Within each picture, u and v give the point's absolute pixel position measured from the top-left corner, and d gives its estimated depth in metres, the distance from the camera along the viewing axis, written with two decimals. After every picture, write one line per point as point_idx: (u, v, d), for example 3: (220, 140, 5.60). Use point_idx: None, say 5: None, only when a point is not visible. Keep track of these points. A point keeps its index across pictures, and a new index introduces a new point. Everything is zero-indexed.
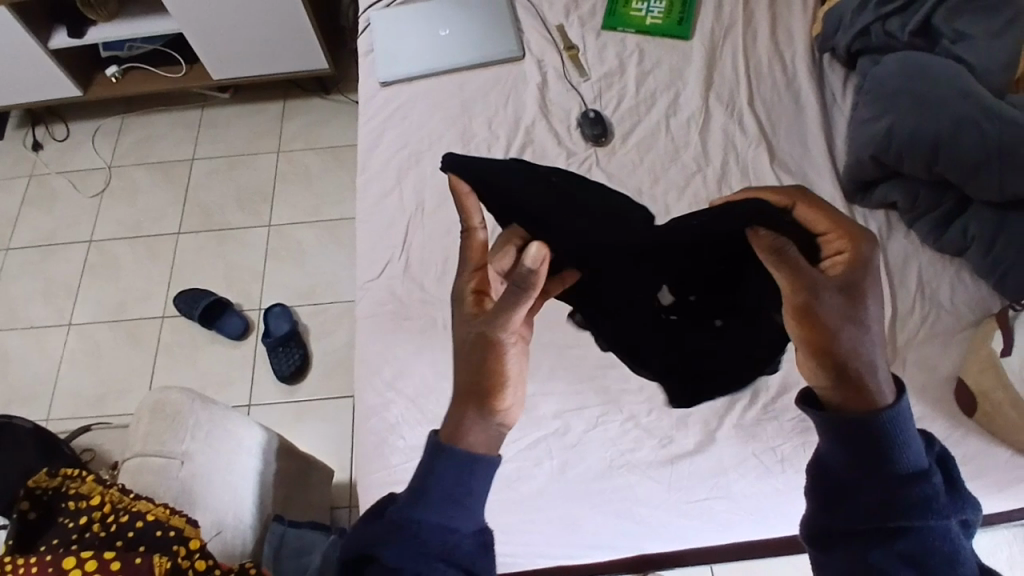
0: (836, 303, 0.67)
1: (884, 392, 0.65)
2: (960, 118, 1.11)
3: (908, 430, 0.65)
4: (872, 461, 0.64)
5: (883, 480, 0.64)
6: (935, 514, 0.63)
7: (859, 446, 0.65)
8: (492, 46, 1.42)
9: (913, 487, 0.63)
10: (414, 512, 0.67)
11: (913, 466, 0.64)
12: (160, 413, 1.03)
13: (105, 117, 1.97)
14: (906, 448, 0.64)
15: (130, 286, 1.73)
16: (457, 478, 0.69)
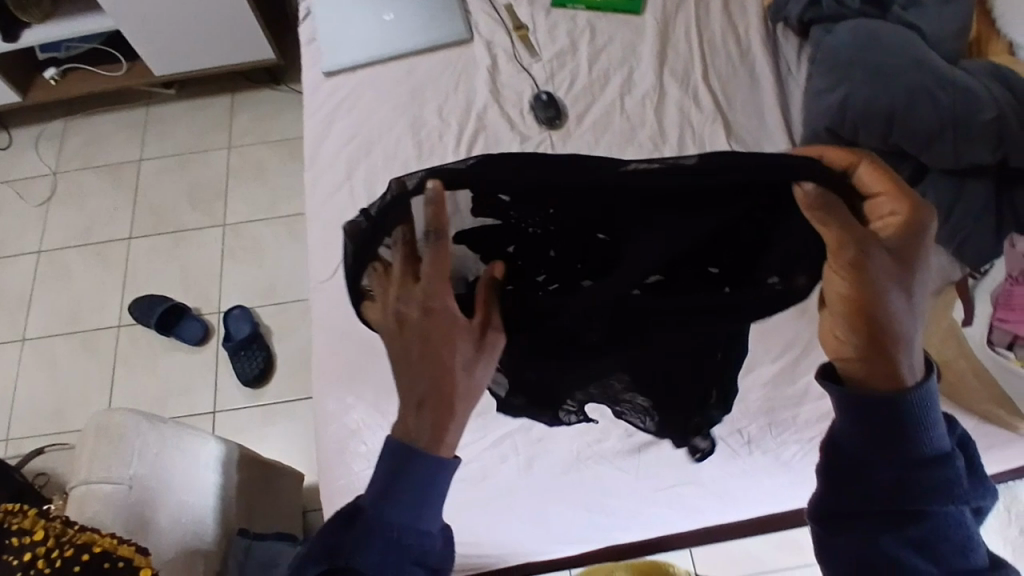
0: (885, 265, 0.60)
1: (912, 370, 0.60)
2: (914, 90, 1.10)
3: (937, 412, 0.59)
4: (892, 442, 0.59)
5: (903, 463, 0.59)
6: (953, 500, 0.59)
7: (885, 424, 0.59)
8: (439, 29, 1.37)
9: (932, 472, 0.58)
10: (384, 515, 0.64)
11: (937, 449, 0.59)
12: (105, 434, 0.99)
13: (46, 121, 1.89)
14: (930, 430, 0.59)
15: (83, 296, 1.68)
16: (429, 481, 0.65)
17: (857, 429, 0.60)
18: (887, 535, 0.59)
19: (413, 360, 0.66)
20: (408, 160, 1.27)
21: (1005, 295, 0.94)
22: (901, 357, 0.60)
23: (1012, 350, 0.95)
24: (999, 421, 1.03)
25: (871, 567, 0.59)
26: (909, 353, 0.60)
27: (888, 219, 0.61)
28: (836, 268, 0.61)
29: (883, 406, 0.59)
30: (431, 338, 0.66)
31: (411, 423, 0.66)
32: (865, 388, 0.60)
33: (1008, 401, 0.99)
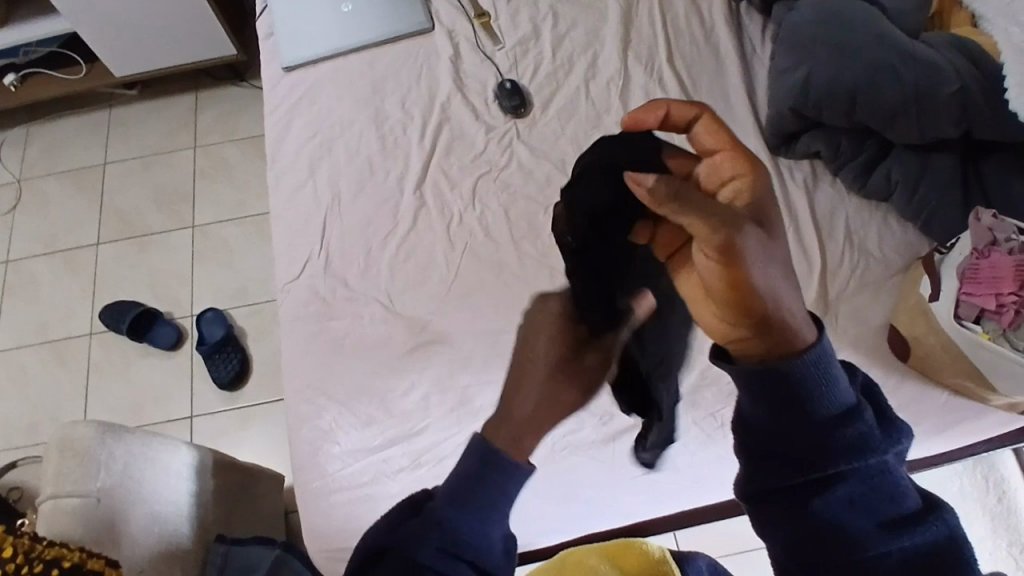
0: (761, 244, 0.48)
1: (804, 329, 0.52)
2: (877, 64, 1.09)
3: (832, 368, 0.52)
4: (797, 410, 0.52)
5: (809, 429, 0.53)
6: (866, 457, 0.53)
7: (783, 394, 0.52)
8: (399, 20, 1.35)
9: (840, 430, 0.53)
10: (445, 512, 0.61)
11: (842, 405, 0.53)
12: (69, 449, 0.98)
13: (8, 128, 1.85)
14: (832, 388, 0.52)
15: (53, 306, 1.65)
16: (503, 487, 0.61)
17: (758, 404, 0.54)
18: (811, 502, 0.54)
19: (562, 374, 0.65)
20: (371, 155, 1.25)
21: (971, 268, 0.95)
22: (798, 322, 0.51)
23: (980, 324, 0.95)
24: (971, 394, 1.03)
25: (805, 542, 0.54)
26: (797, 316, 0.51)
27: (740, 184, 0.52)
28: (705, 252, 0.48)
29: (780, 378, 0.51)
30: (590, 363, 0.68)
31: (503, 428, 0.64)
32: (763, 364, 0.52)
33: (980, 375, 0.98)
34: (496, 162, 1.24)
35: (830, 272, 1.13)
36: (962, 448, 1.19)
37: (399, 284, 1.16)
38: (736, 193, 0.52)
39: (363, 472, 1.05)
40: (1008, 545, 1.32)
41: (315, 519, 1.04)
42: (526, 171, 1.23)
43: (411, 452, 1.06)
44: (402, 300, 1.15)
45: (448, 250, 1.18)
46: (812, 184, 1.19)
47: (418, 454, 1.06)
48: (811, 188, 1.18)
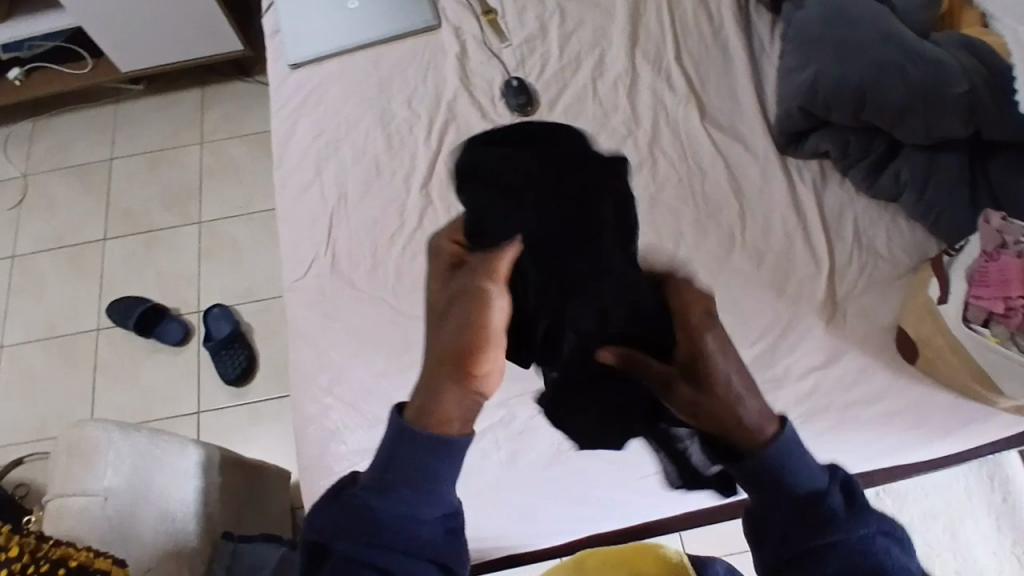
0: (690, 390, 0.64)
1: (765, 424, 0.62)
2: (883, 62, 1.09)
3: (801, 451, 0.62)
4: (770, 492, 0.61)
5: (784, 508, 0.61)
6: (850, 531, 0.59)
7: (756, 476, 0.62)
8: (405, 17, 1.34)
9: (810, 507, 0.60)
10: (364, 498, 0.63)
11: (809, 486, 0.61)
12: (77, 449, 0.99)
13: (14, 123, 1.86)
14: (795, 470, 0.61)
15: (61, 302, 1.66)
16: (417, 462, 0.63)
17: (755, 499, 0.63)
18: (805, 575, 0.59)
19: (434, 337, 0.65)
20: (378, 154, 1.25)
21: (980, 270, 0.94)
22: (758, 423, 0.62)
23: (988, 327, 0.94)
24: (978, 396, 1.03)
25: None
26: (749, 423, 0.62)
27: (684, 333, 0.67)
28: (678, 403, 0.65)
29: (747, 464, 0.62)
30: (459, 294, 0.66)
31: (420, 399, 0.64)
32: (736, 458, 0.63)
33: (987, 377, 0.97)
34: None
35: (838, 272, 1.12)
36: (969, 449, 1.19)
37: (405, 283, 1.16)
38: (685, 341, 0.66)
39: None
40: (1014, 545, 1.32)
41: None
42: None
43: None
44: (408, 299, 1.15)
45: None
46: (820, 183, 1.18)
47: None
48: (820, 188, 1.18)
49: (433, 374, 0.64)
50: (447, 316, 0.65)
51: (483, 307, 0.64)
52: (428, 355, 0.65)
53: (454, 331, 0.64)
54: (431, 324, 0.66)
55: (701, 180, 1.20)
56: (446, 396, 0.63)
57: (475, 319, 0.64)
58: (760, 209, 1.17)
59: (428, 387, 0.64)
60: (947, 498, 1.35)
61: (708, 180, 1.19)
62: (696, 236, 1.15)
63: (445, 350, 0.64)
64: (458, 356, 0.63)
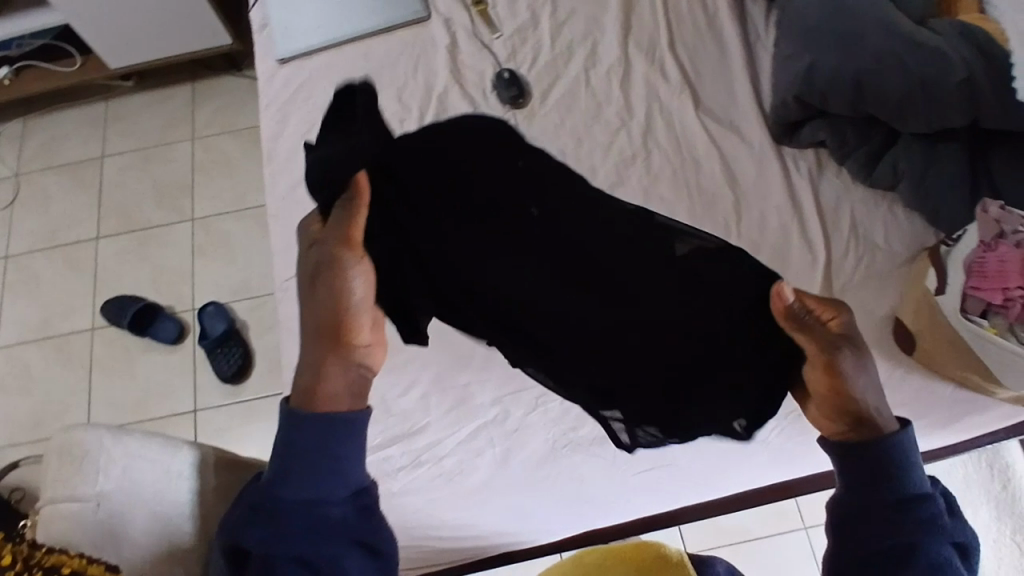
0: (856, 367, 0.77)
1: (889, 422, 0.76)
2: (879, 49, 1.07)
3: (917, 462, 0.74)
4: (880, 481, 0.73)
5: (893, 498, 0.72)
6: (941, 535, 0.71)
7: (876, 468, 0.73)
8: (394, 9, 1.32)
9: (914, 507, 0.72)
10: (271, 492, 0.73)
11: (919, 490, 0.73)
12: (69, 455, 1.01)
13: (4, 121, 1.84)
14: (912, 473, 0.73)
15: (54, 302, 1.65)
16: (313, 446, 0.74)
17: (864, 485, 0.74)
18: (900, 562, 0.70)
19: (310, 320, 0.81)
20: None
21: (978, 261, 0.93)
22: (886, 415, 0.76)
23: (986, 318, 0.93)
24: (977, 387, 1.02)
25: None
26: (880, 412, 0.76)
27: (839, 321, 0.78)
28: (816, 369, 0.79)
29: (876, 453, 0.73)
30: (324, 276, 0.81)
31: (303, 383, 0.78)
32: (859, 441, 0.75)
33: (986, 368, 0.97)
34: None
35: (835, 263, 1.11)
36: (968, 440, 1.18)
37: None
38: (836, 326, 0.78)
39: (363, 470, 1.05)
40: (1013, 533, 1.31)
41: None
42: None
43: (411, 452, 1.05)
44: None
45: None
46: (816, 173, 1.16)
47: (417, 453, 1.05)
48: (816, 177, 1.16)
49: (315, 356, 0.79)
50: (318, 294, 0.81)
51: (346, 290, 0.80)
52: (308, 340, 0.81)
53: (319, 305, 0.81)
54: (306, 297, 0.82)
55: (695, 172, 1.18)
56: (327, 374, 0.78)
57: (338, 299, 0.80)
58: (756, 201, 1.15)
59: (309, 372, 0.78)
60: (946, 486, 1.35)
61: (703, 171, 1.18)
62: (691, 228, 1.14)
63: (316, 323, 0.80)
64: (331, 333, 0.80)
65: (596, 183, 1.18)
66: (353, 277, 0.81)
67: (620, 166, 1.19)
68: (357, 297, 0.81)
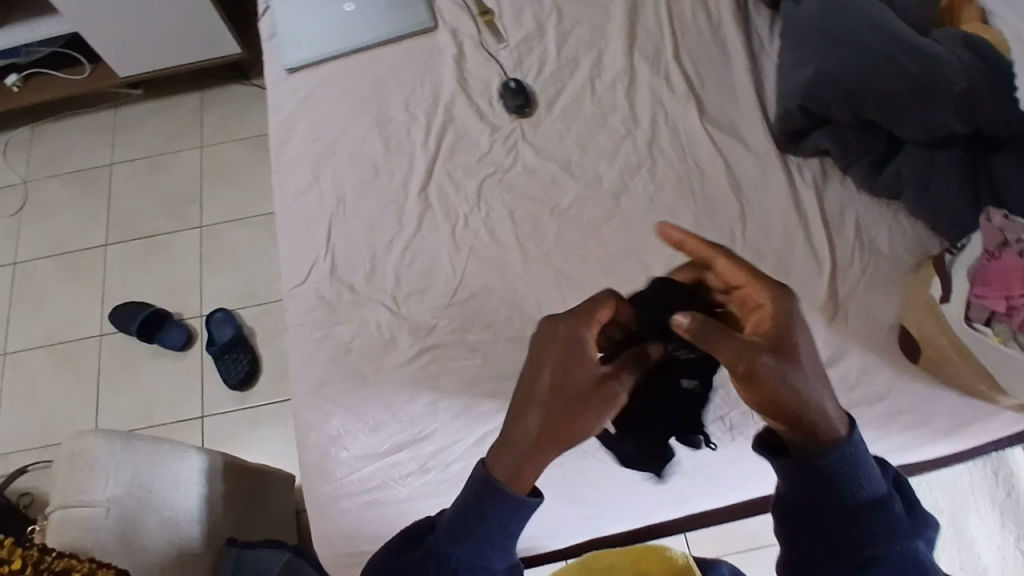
0: (774, 366, 0.69)
1: (837, 426, 0.70)
2: (883, 59, 1.08)
3: (870, 466, 0.70)
4: (829, 494, 0.70)
5: (847, 509, 0.70)
6: (902, 538, 0.70)
7: (823, 482, 0.70)
8: (401, 19, 1.34)
9: (869, 513, 0.70)
10: (443, 545, 0.74)
11: (873, 494, 0.70)
12: (79, 461, 1.00)
13: (14, 130, 1.86)
14: (864, 480, 0.70)
15: (63, 309, 1.66)
16: (501, 522, 0.73)
17: (812, 499, 0.71)
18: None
19: (533, 391, 0.73)
20: (376, 157, 1.25)
21: (981, 270, 0.93)
22: (823, 414, 0.69)
23: (990, 326, 0.94)
24: (981, 395, 1.02)
25: None
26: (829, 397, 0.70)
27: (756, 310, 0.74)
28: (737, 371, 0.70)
29: (822, 464, 0.69)
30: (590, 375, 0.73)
31: (507, 465, 0.73)
32: (805, 453, 0.70)
33: (990, 375, 0.97)
34: (500, 164, 1.23)
35: (840, 271, 1.11)
36: (973, 448, 1.18)
37: (404, 287, 1.16)
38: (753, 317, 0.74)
39: (370, 477, 1.05)
40: (1018, 541, 1.31)
41: (326, 521, 1.05)
42: (530, 172, 1.22)
43: (419, 457, 1.06)
44: (407, 305, 1.15)
45: (454, 252, 1.18)
46: (821, 182, 1.17)
47: (425, 459, 1.06)
48: (821, 186, 1.17)
49: (533, 445, 0.72)
50: (562, 390, 0.72)
51: (597, 415, 0.73)
52: (528, 413, 0.73)
53: (557, 400, 0.72)
54: (547, 373, 0.73)
55: (700, 180, 1.19)
56: (540, 459, 0.72)
57: (572, 405, 0.72)
58: (761, 209, 1.16)
59: (518, 447, 0.72)
60: (952, 495, 1.35)
61: (708, 180, 1.19)
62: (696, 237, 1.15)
63: (548, 407, 0.72)
64: (556, 440, 0.72)
65: (602, 191, 1.20)
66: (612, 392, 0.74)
67: (626, 174, 1.20)
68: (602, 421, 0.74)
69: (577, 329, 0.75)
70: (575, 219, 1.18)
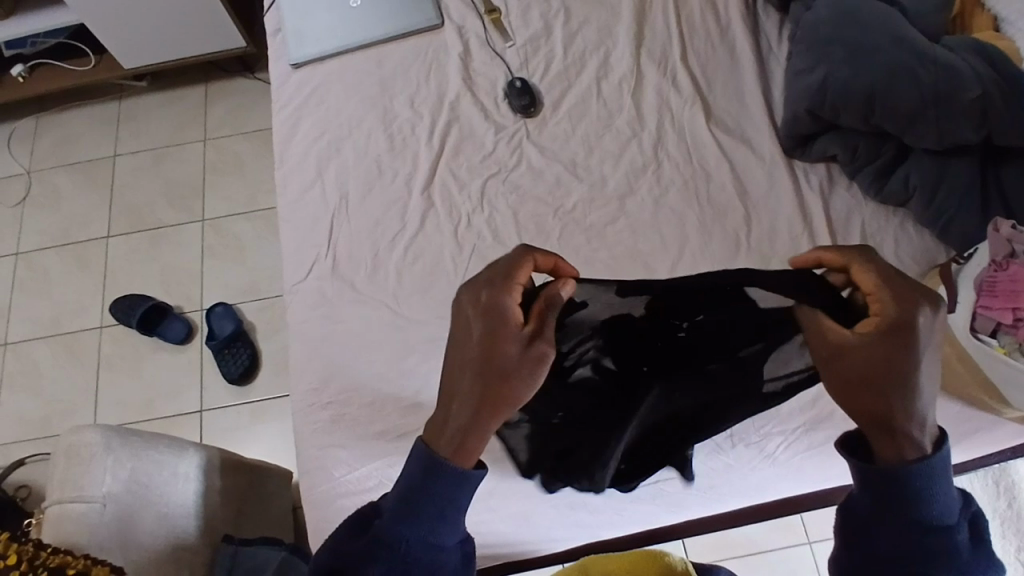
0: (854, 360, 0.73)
1: (923, 446, 0.71)
2: (893, 66, 1.07)
3: (944, 486, 0.72)
4: (896, 506, 0.71)
5: (912, 524, 0.71)
6: (957, 564, 0.71)
7: (895, 493, 0.71)
8: (407, 16, 1.33)
9: (932, 535, 0.71)
10: (393, 530, 0.74)
11: (941, 518, 0.71)
12: (75, 456, 0.99)
13: (18, 119, 1.86)
14: (935, 502, 0.71)
15: (63, 301, 1.66)
16: (447, 494, 0.74)
17: (878, 506, 0.72)
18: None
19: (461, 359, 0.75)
20: (379, 155, 1.24)
21: (989, 280, 0.92)
22: (893, 420, 0.71)
23: (996, 338, 0.93)
24: (985, 406, 1.01)
25: None
26: (908, 412, 0.71)
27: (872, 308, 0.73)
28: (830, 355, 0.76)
29: (895, 477, 0.71)
30: (509, 342, 0.73)
31: (445, 438, 0.74)
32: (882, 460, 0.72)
33: (994, 387, 0.96)
34: (505, 164, 1.22)
35: None
36: (975, 459, 1.18)
37: (406, 286, 1.16)
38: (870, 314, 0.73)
39: (369, 477, 1.05)
40: (1016, 551, 1.30)
41: (322, 520, 1.04)
42: (535, 172, 1.21)
43: None
44: (408, 304, 1.15)
45: (456, 253, 1.17)
46: (828, 188, 1.16)
47: None
48: (828, 192, 1.16)
49: (466, 418, 0.73)
50: (490, 357, 0.73)
51: (529, 376, 0.74)
52: (461, 380, 0.75)
53: (486, 368, 0.73)
54: (477, 337, 0.74)
55: (706, 183, 1.18)
56: (479, 431, 0.74)
57: (498, 370, 0.73)
58: (766, 214, 1.15)
59: (455, 421, 0.74)
60: None
61: (713, 184, 1.18)
62: (701, 240, 1.14)
63: (480, 375, 0.73)
64: (487, 407, 0.73)
65: (606, 193, 1.19)
66: (534, 352, 0.74)
67: (631, 177, 1.20)
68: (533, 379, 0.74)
69: (499, 288, 0.75)
70: (578, 221, 1.18)
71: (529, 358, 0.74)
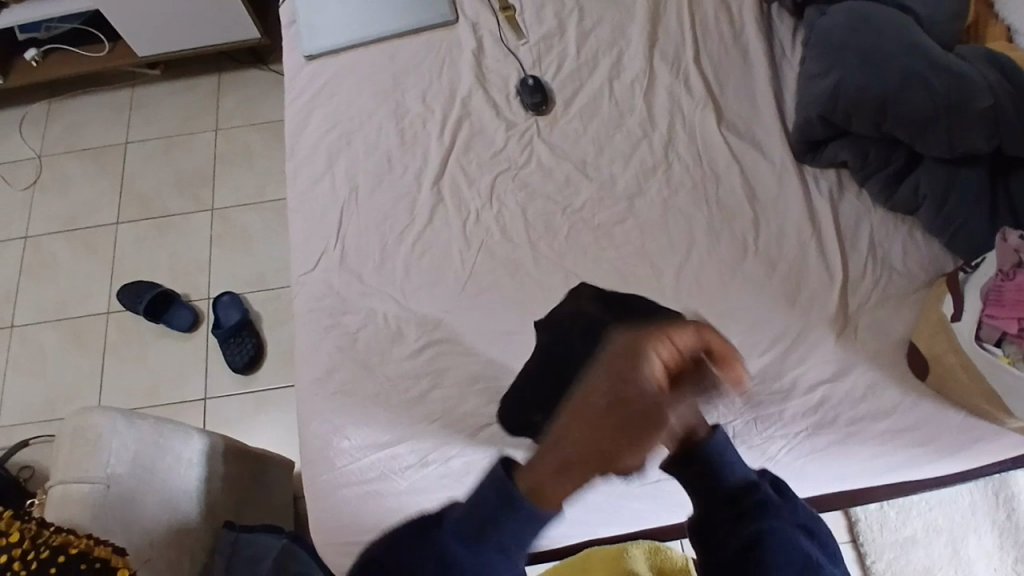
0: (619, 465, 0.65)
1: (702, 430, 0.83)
2: (905, 72, 1.07)
3: (733, 454, 0.86)
4: (710, 486, 0.85)
5: (721, 493, 0.84)
6: (769, 515, 0.83)
7: (703, 472, 0.85)
8: (422, 12, 1.33)
9: (742, 494, 0.84)
10: (446, 539, 0.76)
11: (744, 479, 0.85)
12: (82, 438, 0.99)
13: (32, 103, 1.87)
14: (731, 466, 0.85)
15: (71, 285, 1.67)
16: (513, 529, 0.72)
17: (699, 494, 0.85)
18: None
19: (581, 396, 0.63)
20: (390, 148, 1.25)
21: (995, 290, 0.92)
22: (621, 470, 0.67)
23: (1000, 347, 0.93)
24: (988, 416, 1.02)
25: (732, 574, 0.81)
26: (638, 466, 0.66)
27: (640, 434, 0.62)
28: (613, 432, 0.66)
29: (697, 462, 0.85)
30: (632, 408, 0.60)
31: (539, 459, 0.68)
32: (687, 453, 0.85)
33: (997, 398, 0.96)
34: (515, 161, 1.23)
35: (851, 284, 1.11)
36: (976, 469, 1.18)
37: (413, 280, 1.16)
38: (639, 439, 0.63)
39: (372, 467, 1.05)
40: (1014, 563, 1.30)
41: (323, 511, 1.04)
42: (545, 170, 1.22)
43: (419, 450, 1.06)
44: (415, 297, 1.15)
45: (464, 248, 1.17)
46: (837, 194, 1.17)
47: (425, 452, 1.06)
48: (837, 198, 1.16)
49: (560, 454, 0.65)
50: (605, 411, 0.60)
51: (637, 441, 0.61)
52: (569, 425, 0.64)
53: (594, 422, 0.61)
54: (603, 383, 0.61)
55: (715, 186, 1.18)
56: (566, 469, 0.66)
57: (611, 427, 0.60)
58: (774, 218, 1.15)
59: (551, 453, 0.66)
60: (952, 514, 1.34)
61: (722, 187, 1.18)
62: (708, 243, 1.14)
63: (593, 422, 0.61)
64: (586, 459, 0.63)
65: (616, 192, 1.19)
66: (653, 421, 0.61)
67: (640, 177, 1.20)
68: (647, 443, 0.62)
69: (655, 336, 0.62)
70: (586, 220, 1.18)
71: (641, 424, 0.60)
